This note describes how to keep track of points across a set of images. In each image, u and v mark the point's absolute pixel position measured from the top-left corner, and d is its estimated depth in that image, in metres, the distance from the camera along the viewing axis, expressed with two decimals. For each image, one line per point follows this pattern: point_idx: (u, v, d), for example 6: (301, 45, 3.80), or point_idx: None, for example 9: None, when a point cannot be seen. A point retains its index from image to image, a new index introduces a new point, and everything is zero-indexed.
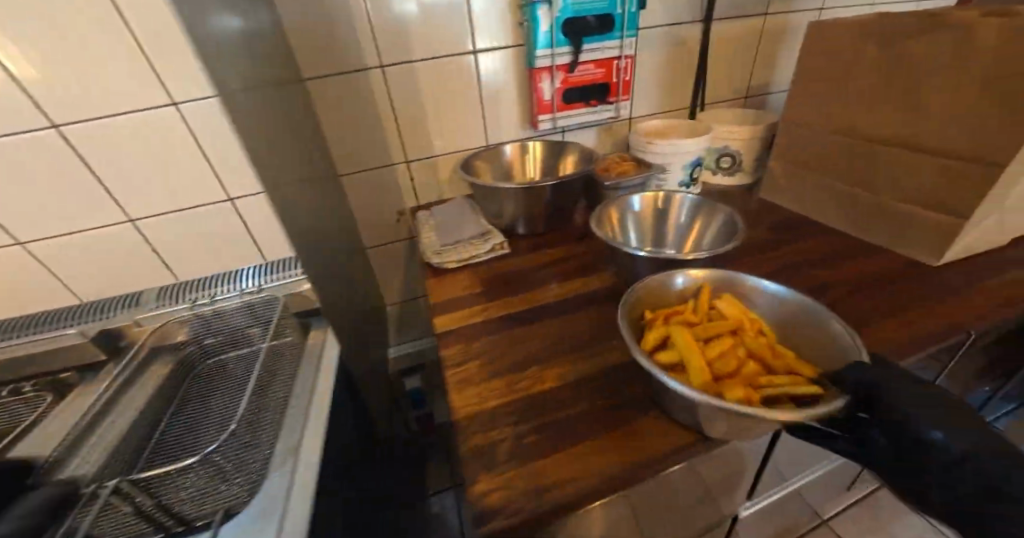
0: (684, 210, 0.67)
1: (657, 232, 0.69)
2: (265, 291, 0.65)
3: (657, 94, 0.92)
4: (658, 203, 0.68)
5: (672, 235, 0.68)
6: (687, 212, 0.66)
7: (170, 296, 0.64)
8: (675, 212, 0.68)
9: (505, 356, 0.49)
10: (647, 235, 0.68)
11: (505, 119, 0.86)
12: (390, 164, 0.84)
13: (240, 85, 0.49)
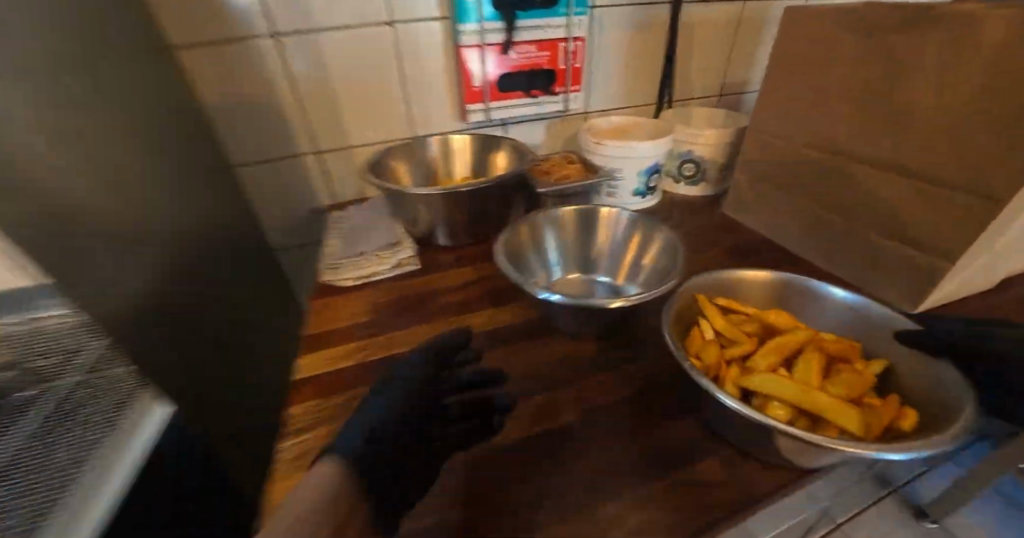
0: (618, 227, 0.56)
1: (586, 257, 0.58)
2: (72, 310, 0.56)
3: (618, 87, 0.80)
4: (586, 219, 0.56)
5: (604, 260, 0.57)
6: (623, 230, 0.55)
7: None
8: (606, 228, 0.56)
9: None
10: (573, 261, 0.58)
11: (437, 108, 0.73)
12: (296, 154, 0.71)
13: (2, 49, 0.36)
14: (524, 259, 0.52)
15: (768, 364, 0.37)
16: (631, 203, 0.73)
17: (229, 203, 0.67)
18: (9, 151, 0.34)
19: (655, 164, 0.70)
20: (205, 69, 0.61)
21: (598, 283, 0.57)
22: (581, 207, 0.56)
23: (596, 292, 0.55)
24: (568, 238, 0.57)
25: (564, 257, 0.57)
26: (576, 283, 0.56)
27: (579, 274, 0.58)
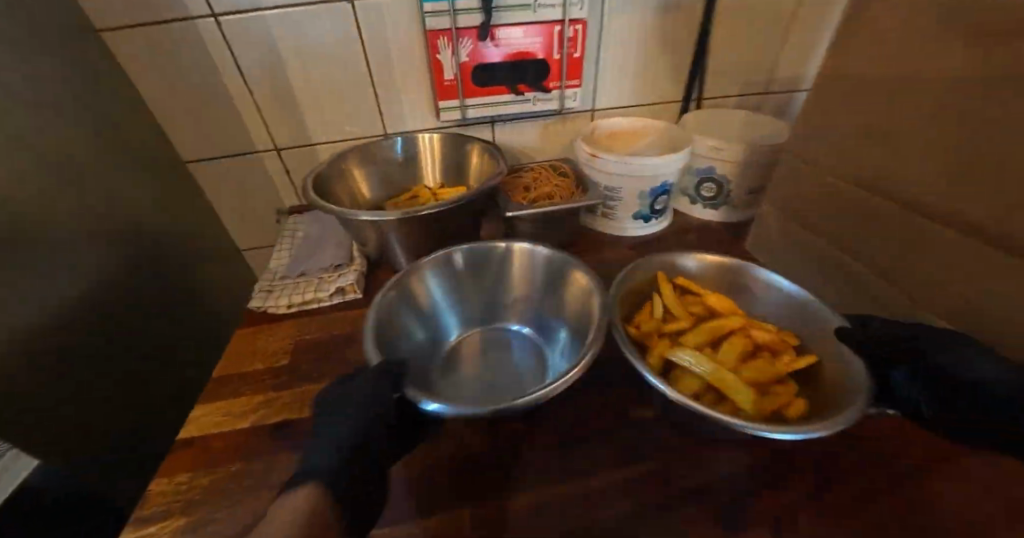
0: (528, 268, 0.45)
1: (490, 302, 0.47)
2: None
3: (631, 83, 0.65)
4: (482, 260, 0.46)
5: (513, 302, 0.47)
6: (533, 272, 0.45)
7: None
8: (512, 270, 0.46)
9: (216, 521, 0.32)
10: (475, 308, 0.47)
11: (411, 102, 0.62)
12: (252, 152, 0.63)
13: None
14: (410, 332, 0.41)
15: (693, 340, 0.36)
16: (631, 228, 0.61)
17: (178, 205, 0.60)
18: None
19: (663, 185, 0.57)
20: (138, 57, 0.53)
21: (512, 332, 0.47)
22: (468, 244, 0.45)
23: (509, 346, 0.45)
24: (462, 283, 0.46)
25: (463, 308, 0.47)
26: (485, 337, 0.46)
27: (482, 324, 0.47)
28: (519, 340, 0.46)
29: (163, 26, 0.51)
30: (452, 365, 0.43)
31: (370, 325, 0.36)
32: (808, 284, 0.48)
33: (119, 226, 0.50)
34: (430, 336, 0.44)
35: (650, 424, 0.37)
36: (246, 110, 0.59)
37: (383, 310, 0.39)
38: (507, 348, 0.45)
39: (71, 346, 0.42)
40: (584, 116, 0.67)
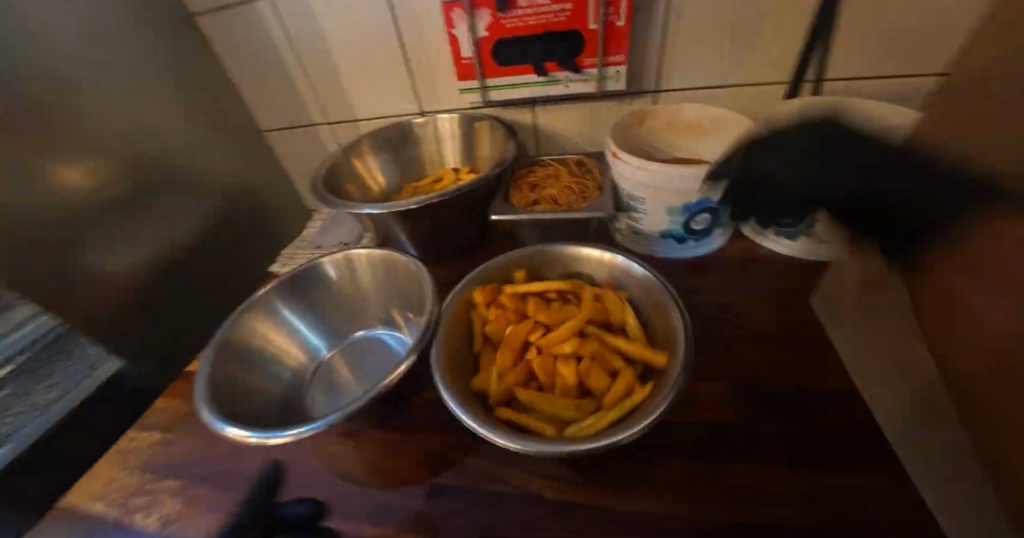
0: (403, 276, 0.42)
1: (350, 313, 0.45)
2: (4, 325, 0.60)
3: (713, 58, 0.49)
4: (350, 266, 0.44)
5: (376, 304, 0.45)
6: (408, 282, 0.42)
7: None
8: (390, 278, 0.43)
9: (173, 443, 0.39)
10: (342, 321, 0.46)
11: (444, 79, 0.59)
12: (310, 124, 0.69)
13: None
14: (268, 360, 0.40)
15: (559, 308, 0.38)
16: (657, 247, 0.50)
17: (252, 167, 0.72)
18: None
19: (703, 201, 0.44)
20: (223, 37, 0.62)
21: (380, 335, 0.45)
22: (297, 268, 0.43)
23: (371, 358, 0.43)
24: (333, 291, 0.45)
25: (330, 325, 0.45)
26: (354, 352, 0.44)
27: (355, 335, 0.45)
28: (389, 340, 0.44)
29: (234, 9, 0.58)
30: (331, 380, 0.42)
31: (201, 368, 0.35)
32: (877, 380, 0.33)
33: (195, 184, 0.61)
34: (298, 360, 0.42)
35: (547, 506, 0.31)
36: (301, 86, 0.64)
37: (226, 337, 0.38)
38: (380, 351, 0.44)
39: (153, 286, 0.56)
40: (647, 99, 0.54)
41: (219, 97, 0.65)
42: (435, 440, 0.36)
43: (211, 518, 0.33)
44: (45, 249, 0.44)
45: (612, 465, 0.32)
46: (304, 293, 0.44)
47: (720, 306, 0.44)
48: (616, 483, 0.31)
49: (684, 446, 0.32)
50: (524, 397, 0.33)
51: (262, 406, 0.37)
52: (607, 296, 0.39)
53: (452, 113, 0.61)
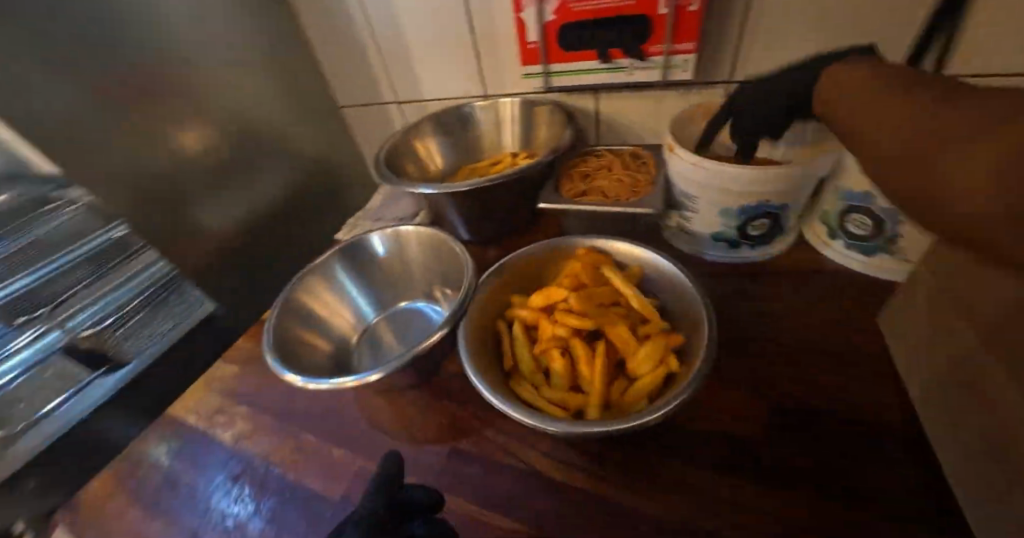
0: (449, 255, 0.45)
1: (396, 285, 0.50)
2: None
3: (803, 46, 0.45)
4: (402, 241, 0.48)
5: (420, 278, 0.49)
6: (452, 260, 0.45)
7: None
8: (438, 255, 0.46)
9: (248, 378, 0.46)
10: (387, 292, 0.50)
11: (508, 63, 0.59)
12: (381, 102, 0.73)
13: (130, 36, 0.48)
14: (324, 321, 0.45)
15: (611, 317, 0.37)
16: (708, 249, 0.47)
17: (330, 141, 0.78)
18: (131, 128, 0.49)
19: (762, 205, 0.41)
20: (311, 17, 0.67)
21: (420, 307, 0.49)
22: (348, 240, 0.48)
23: (414, 326, 0.47)
24: (385, 262, 0.49)
25: (376, 294, 0.50)
26: (397, 321, 0.49)
27: (403, 304, 0.50)
28: (428, 313, 0.48)
29: None
30: (377, 344, 0.47)
31: (269, 321, 0.40)
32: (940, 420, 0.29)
33: (280, 153, 0.69)
34: (348, 322, 0.47)
35: (558, 486, 0.32)
36: (376, 66, 0.68)
37: (294, 294, 0.44)
38: (419, 321, 0.48)
39: (243, 241, 0.64)
40: (718, 89, 0.51)
41: (305, 74, 0.71)
42: (463, 408, 0.39)
43: (274, 442, 0.39)
44: (164, 203, 0.53)
45: (627, 461, 0.33)
46: (360, 262, 0.49)
47: (771, 317, 0.41)
48: (631, 479, 0.32)
49: (707, 455, 0.32)
50: (515, 331, 0.39)
51: (317, 359, 0.42)
52: (655, 339, 0.35)
53: (513, 97, 0.61)
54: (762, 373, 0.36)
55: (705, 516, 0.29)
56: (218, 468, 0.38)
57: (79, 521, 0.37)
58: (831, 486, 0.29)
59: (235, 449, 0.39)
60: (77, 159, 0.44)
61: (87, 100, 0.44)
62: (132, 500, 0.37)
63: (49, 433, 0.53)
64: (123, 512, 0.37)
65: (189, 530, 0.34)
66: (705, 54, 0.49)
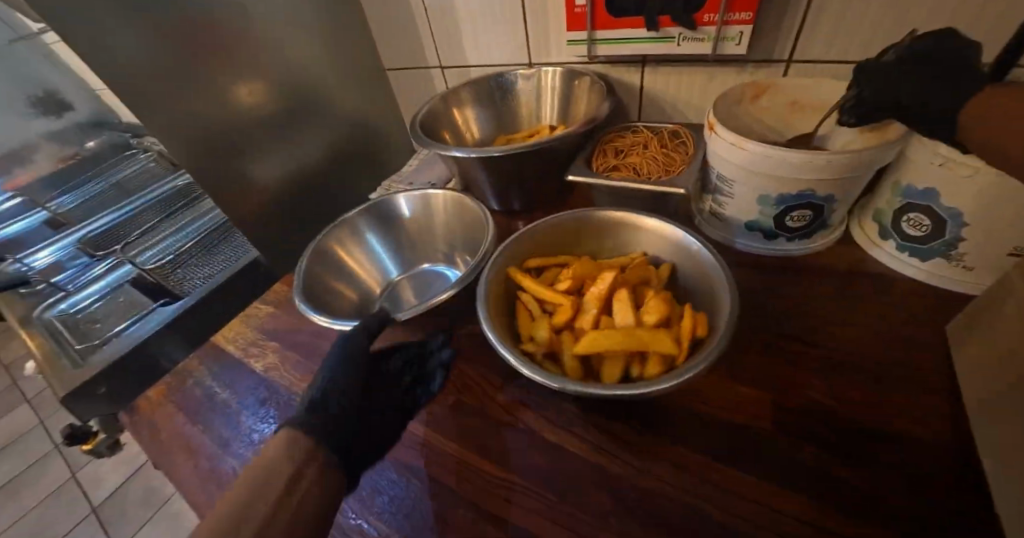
0: (473, 221, 0.46)
1: (419, 246, 0.52)
2: (174, 220, 0.83)
3: (881, 21, 0.40)
4: (429, 204, 0.49)
5: (443, 242, 0.51)
6: (475, 227, 0.46)
7: (113, 234, 0.82)
8: (462, 221, 0.48)
9: (282, 318, 0.50)
10: (411, 252, 0.52)
11: (554, 29, 0.57)
12: (425, 66, 0.74)
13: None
14: (349, 273, 0.48)
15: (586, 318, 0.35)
16: (740, 237, 0.45)
17: (374, 103, 0.80)
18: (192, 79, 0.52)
19: (806, 195, 0.38)
20: None
21: (440, 270, 0.51)
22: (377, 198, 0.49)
23: (434, 287, 0.49)
24: (411, 223, 0.51)
25: (400, 253, 0.52)
26: (417, 282, 0.51)
27: (424, 265, 0.52)
28: (447, 275, 0.50)
29: None
30: (396, 301, 0.49)
31: (298, 268, 0.42)
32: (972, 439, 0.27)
33: (326, 111, 0.72)
34: (372, 277, 0.50)
35: (554, 448, 0.33)
36: (422, 29, 0.69)
37: (325, 244, 0.46)
38: (438, 283, 0.50)
39: (287, 194, 0.68)
40: (775, 68, 0.47)
41: (355, 35, 0.73)
42: (474, 368, 0.41)
43: (299, 376, 0.43)
44: (221, 152, 0.57)
45: (624, 436, 0.33)
46: (387, 221, 0.51)
47: (799, 313, 0.39)
48: (626, 453, 0.32)
49: (711, 444, 0.31)
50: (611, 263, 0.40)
51: (341, 308, 0.45)
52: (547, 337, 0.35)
53: (556, 66, 0.59)
54: (777, 368, 0.35)
55: (701, 503, 0.29)
56: (250, 391, 0.43)
57: (135, 421, 0.42)
58: (835, 488, 0.28)
59: (266, 378, 0.44)
60: (146, 107, 0.48)
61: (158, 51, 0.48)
62: (177, 408, 0.42)
63: (123, 345, 0.59)
64: (169, 418, 0.42)
65: (221, 439, 0.39)
66: (765, 27, 0.45)
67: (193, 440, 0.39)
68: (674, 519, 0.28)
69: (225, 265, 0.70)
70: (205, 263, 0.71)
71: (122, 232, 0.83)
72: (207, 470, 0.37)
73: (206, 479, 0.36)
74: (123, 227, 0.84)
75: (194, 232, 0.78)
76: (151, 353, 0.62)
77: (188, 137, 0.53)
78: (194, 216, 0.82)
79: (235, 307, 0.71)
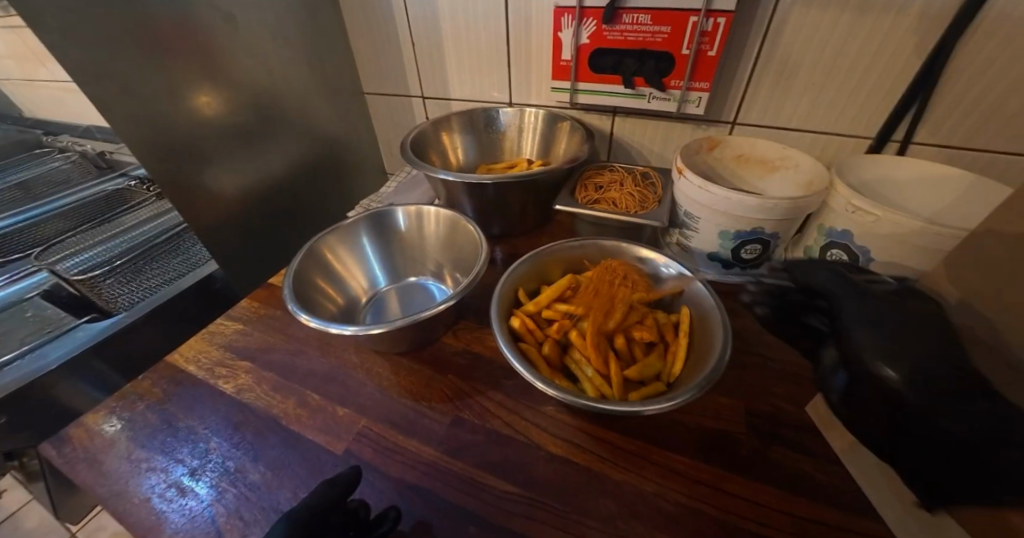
0: (470, 242, 0.47)
1: (409, 261, 0.52)
2: (98, 225, 0.73)
3: (800, 98, 0.52)
4: (426, 223, 0.51)
5: (433, 257, 0.52)
6: (471, 246, 0.47)
7: (9, 243, 0.69)
8: (458, 240, 0.49)
9: (254, 335, 0.46)
10: (399, 267, 0.52)
11: (537, 76, 0.63)
12: (407, 95, 0.77)
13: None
14: (339, 281, 0.47)
15: (587, 294, 0.42)
16: (702, 266, 0.52)
17: (349, 125, 0.81)
18: (168, 86, 0.50)
19: (757, 232, 0.46)
20: (353, 9, 0.70)
21: (427, 284, 0.52)
22: (371, 210, 0.49)
23: (421, 306, 0.49)
24: (403, 238, 0.51)
25: (387, 262, 0.52)
26: (404, 294, 0.51)
27: (414, 281, 0.52)
28: (435, 291, 0.51)
29: None
30: (382, 312, 0.49)
31: (289, 268, 0.41)
32: (859, 463, 0.32)
33: (302, 127, 0.71)
34: (359, 285, 0.49)
35: (557, 458, 0.35)
36: (408, 61, 0.72)
37: (316, 254, 0.45)
38: (426, 297, 0.50)
39: (253, 208, 0.64)
40: (723, 127, 0.57)
41: (338, 60, 0.74)
42: (471, 381, 0.41)
43: (279, 397, 0.40)
44: (190, 160, 0.54)
45: (622, 443, 0.35)
46: (379, 235, 0.50)
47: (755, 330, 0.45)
48: (623, 460, 0.34)
49: (699, 443, 0.35)
50: (602, 348, 0.38)
51: (327, 314, 0.43)
52: (602, 273, 0.45)
53: (539, 107, 0.65)
54: (743, 376, 0.40)
55: (690, 494, 0.32)
56: (219, 416, 0.38)
57: (65, 453, 0.36)
58: (799, 476, 0.33)
59: (238, 401, 0.40)
60: (116, 107, 0.45)
61: (134, 51, 0.45)
62: (127, 436, 0.37)
63: (30, 371, 0.51)
64: (111, 448, 0.36)
65: (186, 470, 0.35)
66: (716, 94, 0.55)
67: (147, 472, 0.35)
68: (672, 518, 0.31)
69: (175, 282, 0.64)
70: (147, 282, 0.65)
71: (24, 238, 0.70)
72: (169, 508, 0.32)
73: (168, 517, 0.32)
74: (22, 232, 0.71)
75: (128, 242, 0.69)
76: (71, 376, 0.54)
77: (155, 140, 0.49)
78: (129, 223, 0.74)
79: (178, 326, 0.64)
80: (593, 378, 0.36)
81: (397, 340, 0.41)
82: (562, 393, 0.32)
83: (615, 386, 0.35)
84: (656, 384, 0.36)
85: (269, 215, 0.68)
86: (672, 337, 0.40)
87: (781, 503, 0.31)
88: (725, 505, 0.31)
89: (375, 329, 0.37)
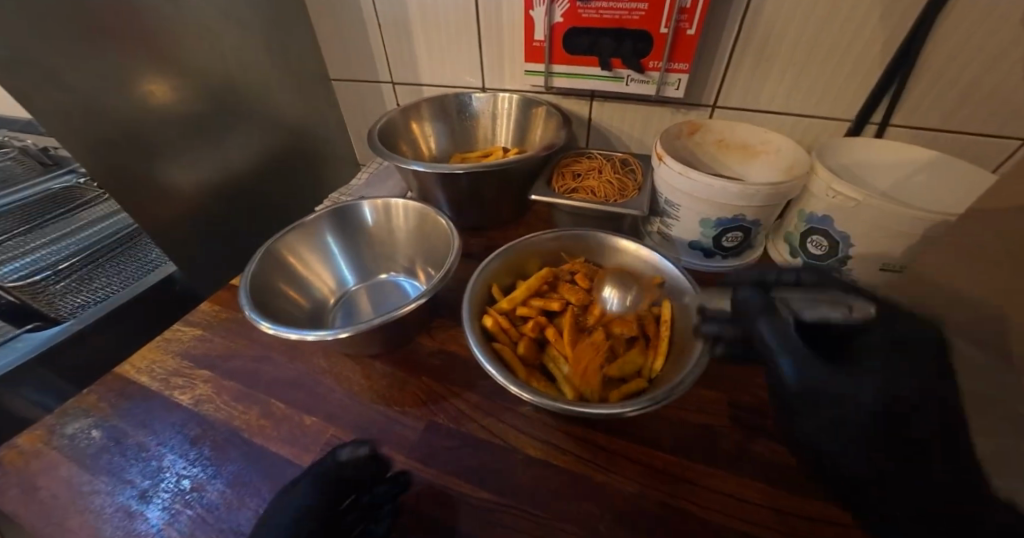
0: (442, 236, 0.45)
1: (381, 257, 0.50)
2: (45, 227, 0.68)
3: (779, 79, 0.50)
4: (397, 217, 0.48)
5: (404, 252, 0.49)
6: (443, 240, 0.45)
7: None
8: (430, 234, 0.46)
9: (214, 341, 0.43)
10: (369, 264, 0.50)
11: (512, 60, 0.60)
12: (377, 81, 0.73)
13: None
14: (302, 281, 0.44)
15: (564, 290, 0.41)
16: (683, 255, 0.51)
17: (316, 114, 0.76)
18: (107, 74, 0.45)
19: (738, 219, 0.45)
20: None
21: (400, 281, 0.49)
22: (336, 205, 0.46)
23: (394, 305, 0.47)
24: (372, 233, 0.49)
25: (356, 259, 0.49)
26: (375, 292, 0.48)
27: (385, 278, 0.50)
28: (408, 287, 0.48)
29: None
30: (352, 312, 0.46)
31: (246, 270, 0.38)
32: None
33: (264, 116, 0.66)
34: (326, 284, 0.46)
35: (535, 461, 0.33)
36: (375, 44, 0.68)
37: (276, 254, 0.42)
38: (398, 294, 0.48)
39: (213, 204, 0.60)
40: (702, 111, 0.56)
41: (300, 44, 0.69)
42: (446, 384, 0.39)
43: (241, 408, 0.38)
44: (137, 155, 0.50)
45: (603, 443, 0.34)
46: (346, 231, 0.48)
47: None
48: (605, 461, 0.33)
49: (682, 439, 0.34)
50: (580, 346, 0.36)
51: (290, 318, 0.40)
52: (580, 267, 0.43)
53: (514, 92, 0.62)
54: (724, 367, 0.39)
55: (674, 495, 0.31)
56: (173, 431, 0.36)
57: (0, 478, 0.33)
58: (781, 469, 0.32)
59: (195, 413, 0.37)
60: (46, 98, 0.40)
61: (63, 35, 0.41)
62: (70, 456, 0.34)
63: None
64: (53, 470, 0.34)
65: (136, 491, 0.32)
66: (695, 76, 0.53)
67: (93, 495, 0.32)
68: (654, 519, 0.30)
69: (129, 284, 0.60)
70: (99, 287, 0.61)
71: None
72: (117, 534, 0.30)
73: None
74: None
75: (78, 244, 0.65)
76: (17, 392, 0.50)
77: (96, 133, 0.45)
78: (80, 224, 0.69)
79: (137, 332, 0.60)
80: (570, 377, 0.35)
81: (366, 343, 0.39)
82: (536, 395, 0.31)
83: (592, 386, 0.34)
84: (637, 381, 0.35)
85: (232, 211, 0.64)
86: (653, 332, 0.39)
87: (765, 499, 0.30)
88: (709, 505, 0.30)
89: (341, 332, 0.35)
